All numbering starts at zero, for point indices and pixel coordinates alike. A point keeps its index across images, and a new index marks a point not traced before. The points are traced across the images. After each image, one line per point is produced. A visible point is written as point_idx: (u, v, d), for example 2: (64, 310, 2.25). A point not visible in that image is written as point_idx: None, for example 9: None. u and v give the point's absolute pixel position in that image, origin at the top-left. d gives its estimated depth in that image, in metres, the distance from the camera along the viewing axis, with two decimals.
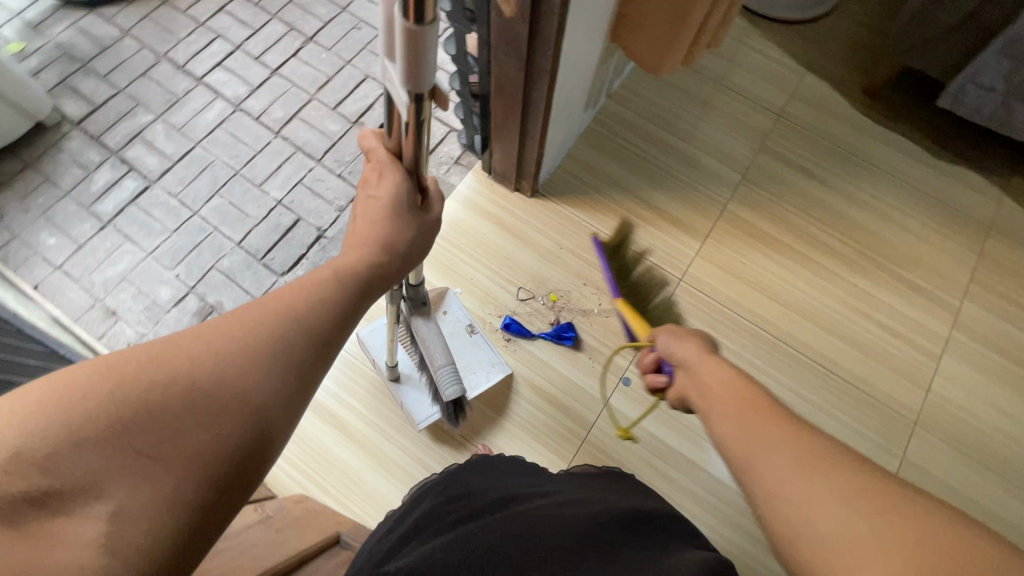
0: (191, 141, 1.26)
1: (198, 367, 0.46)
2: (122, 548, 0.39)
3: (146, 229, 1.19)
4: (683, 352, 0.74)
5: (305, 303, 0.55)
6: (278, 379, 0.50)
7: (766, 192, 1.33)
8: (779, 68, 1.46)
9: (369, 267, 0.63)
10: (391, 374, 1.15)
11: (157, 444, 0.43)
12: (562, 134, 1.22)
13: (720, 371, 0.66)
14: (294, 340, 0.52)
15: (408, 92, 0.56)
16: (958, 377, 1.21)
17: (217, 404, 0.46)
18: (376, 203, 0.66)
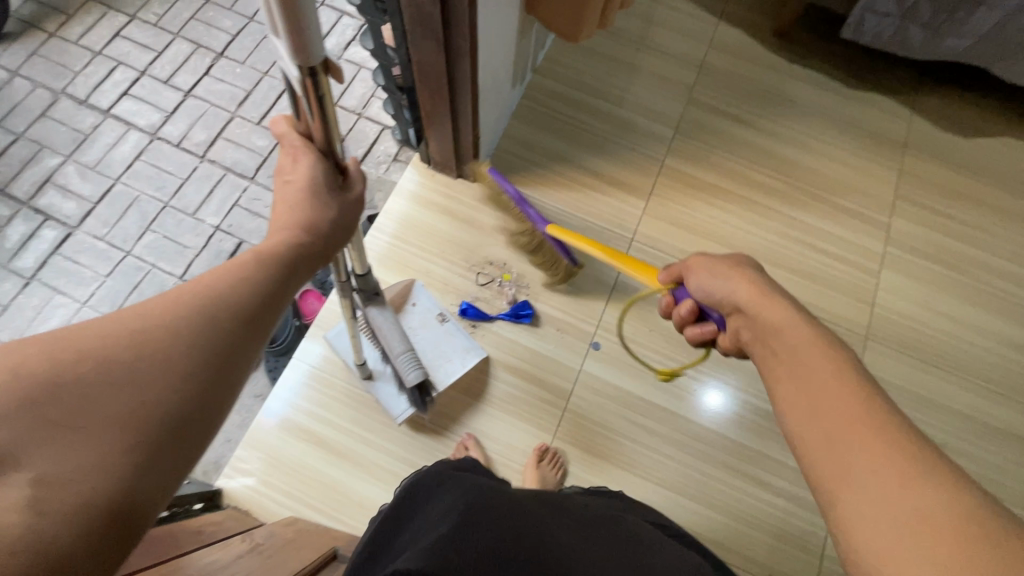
0: (108, 177, 1.38)
1: (124, 339, 0.38)
2: (51, 508, 0.32)
3: (74, 273, 1.31)
4: (735, 295, 0.63)
5: (226, 276, 0.45)
6: (189, 366, 0.40)
7: (706, 143, 1.19)
8: (688, 19, 1.31)
9: (295, 250, 0.50)
10: (362, 372, 0.95)
11: (80, 410, 0.35)
12: (495, 107, 1.07)
13: (795, 328, 0.56)
14: (219, 318, 0.43)
15: (299, 66, 0.45)
16: (948, 310, 1.09)
17: (138, 371, 0.38)
18: (292, 190, 0.53)
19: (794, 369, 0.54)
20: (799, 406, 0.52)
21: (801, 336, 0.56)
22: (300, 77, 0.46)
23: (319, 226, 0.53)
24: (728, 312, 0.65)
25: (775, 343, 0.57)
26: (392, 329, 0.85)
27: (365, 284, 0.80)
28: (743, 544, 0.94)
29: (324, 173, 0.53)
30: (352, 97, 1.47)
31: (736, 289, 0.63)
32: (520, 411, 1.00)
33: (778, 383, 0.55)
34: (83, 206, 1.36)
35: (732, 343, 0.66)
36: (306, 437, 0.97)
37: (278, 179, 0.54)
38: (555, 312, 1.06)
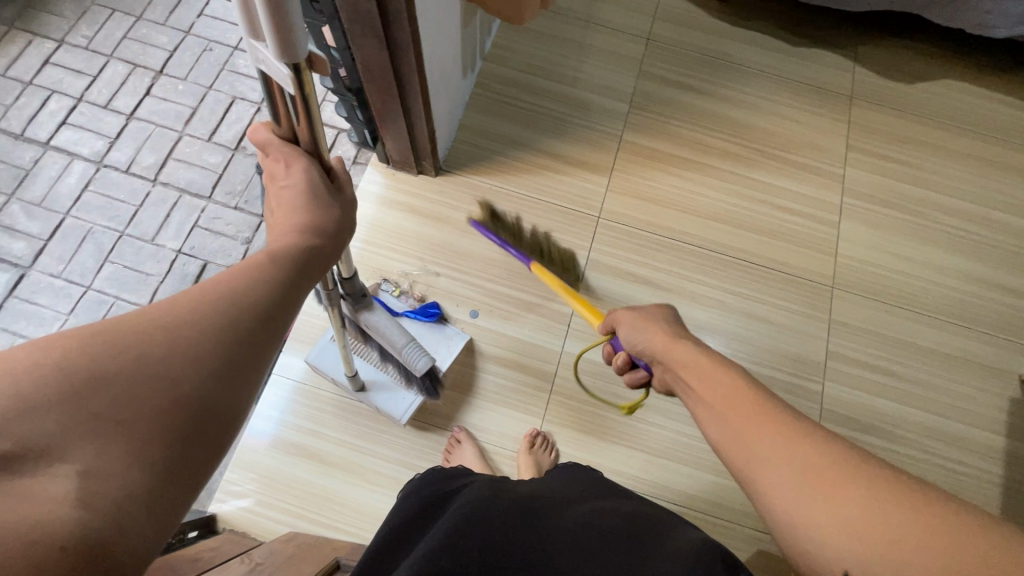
0: (57, 211, 1.33)
1: (152, 335, 0.38)
2: (95, 500, 0.32)
3: (34, 314, 1.26)
4: (651, 346, 0.69)
5: (247, 277, 0.44)
6: (214, 367, 0.40)
7: (660, 115, 1.20)
8: None
9: (306, 254, 0.49)
10: (354, 385, 0.94)
11: (120, 405, 0.35)
12: (448, 99, 1.06)
13: (700, 363, 0.62)
14: (240, 316, 0.42)
15: (286, 65, 0.44)
16: (903, 251, 1.13)
17: (170, 370, 0.37)
18: (290, 195, 0.51)
19: (709, 395, 0.59)
20: (710, 420, 0.58)
21: (707, 368, 0.61)
22: (289, 74, 0.44)
23: (322, 228, 0.51)
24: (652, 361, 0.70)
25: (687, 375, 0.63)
26: (390, 325, 0.80)
27: (352, 289, 0.75)
28: (735, 500, 0.97)
29: (319, 175, 0.52)
30: None
31: (649, 341, 0.69)
32: (506, 398, 1.01)
33: (699, 409, 0.60)
34: (34, 245, 1.30)
35: (662, 385, 0.71)
36: (297, 452, 0.96)
37: (272, 187, 0.52)
38: (530, 297, 1.06)
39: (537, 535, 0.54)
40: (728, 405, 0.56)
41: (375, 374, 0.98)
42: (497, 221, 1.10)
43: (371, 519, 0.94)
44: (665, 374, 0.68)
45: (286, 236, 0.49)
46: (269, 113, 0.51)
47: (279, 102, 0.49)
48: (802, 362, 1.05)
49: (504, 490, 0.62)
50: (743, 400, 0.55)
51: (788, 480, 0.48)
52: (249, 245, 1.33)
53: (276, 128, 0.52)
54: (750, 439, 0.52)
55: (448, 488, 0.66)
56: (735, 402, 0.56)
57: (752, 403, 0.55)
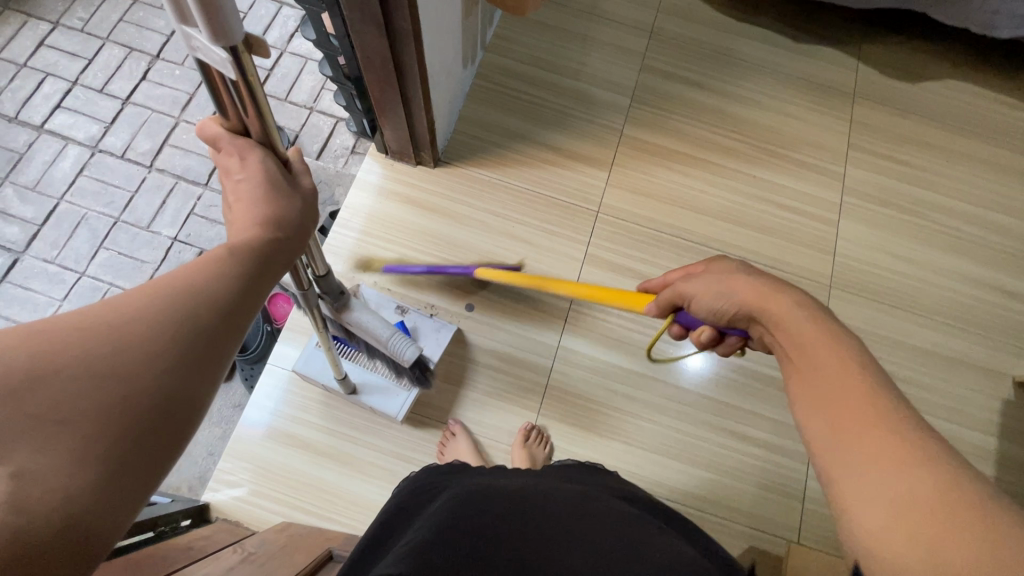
0: (50, 196, 1.32)
1: (101, 331, 0.37)
2: (31, 505, 0.31)
3: (27, 300, 1.25)
4: (744, 303, 0.57)
5: (204, 270, 0.43)
6: (169, 363, 0.38)
7: (662, 110, 1.19)
8: None
9: (270, 243, 0.47)
10: (346, 388, 0.92)
11: (61, 405, 0.34)
12: (448, 89, 1.05)
13: (802, 323, 0.53)
14: (198, 310, 0.41)
15: (224, 51, 0.40)
16: (902, 251, 1.13)
17: (117, 368, 0.36)
18: (246, 188, 0.49)
19: (807, 372, 0.50)
20: (801, 397, 0.50)
21: (812, 333, 0.51)
22: (228, 58, 0.41)
23: (287, 219, 0.49)
24: (745, 320, 0.59)
25: (783, 335, 0.54)
26: (373, 319, 0.79)
27: (329, 287, 0.73)
28: (728, 496, 0.98)
29: (276, 165, 0.50)
30: (302, 91, 1.48)
31: (741, 297, 0.58)
32: (502, 392, 1.01)
33: (796, 383, 0.51)
34: (27, 230, 1.29)
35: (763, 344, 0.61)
36: (292, 442, 0.96)
37: (228, 182, 0.50)
38: (527, 290, 1.06)
39: (531, 531, 0.53)
40: (819, 380, 0.49)
41: (365, 376, 0.96)
42: (495, 214, 1.10)
43: (365, 510, 0.94)
44: (763, 331, 0.58)
45: (245, 231, 0.47)
46: (215, 107, 0.48)
47: (223, 93, 0.46)
48: None
49: (496, 486, 0.62)
50: (851, 390, 0.47)
51: (855, 473, 0.43)
52: None
53: (223, 121, 0.49)
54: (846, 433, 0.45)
55: (442, 484, 0.66)
56: (828, 379, 0.49)
57: (854, 381, 0.47)
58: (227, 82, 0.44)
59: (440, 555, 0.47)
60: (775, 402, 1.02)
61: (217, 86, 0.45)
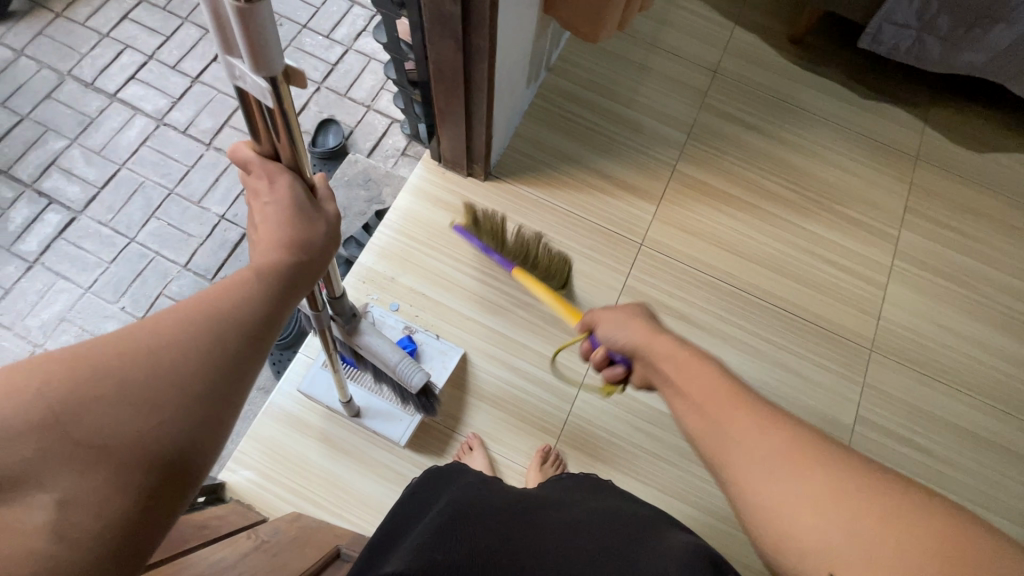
0: (113, 161, 1.37)
1: (133, 357, 0.38)
2: (72, 531, 0.33)
3: (76, 258, 1.30)
4: (630, 338, 0.66)
5: (231, 295, 0.44)
6: (198, 387, 0.39)
7: (717, 150, 1.19)
8: (705, 23, 1.31)
9: (296, 264, 0.48)
10: (349, 411, 0.94)
11: (99, 431, 0.35)
12: (508, 106, 1.05)
13: (682, 360, 0.59)
14: (226, 335, 0.42)
15: (263, 74, 0.40)
16: (950, 324, 1.10)
17: (150, 393, 0.38)
18: (273, 211, 0.48)
19: (680, 374, 0.58)
20: (677, 401, 0.57)
21: (679, 354, 0.60)
22: (268, 84, 0.41)
23: (313, 242, 0.49)
24: (631, 357, 0.67)
25: (696, 396, 0.55)
26: (384, 344, 0.79)
27: (341, 308, 0.71)
28: (741, 552, 0.95)
29: (303, 190, 0.49)
30: (361, 89, 1.51)
31: (631, 333, 0.66)
32: (523, 410, 1.00)
33: (673, 396, 0.59)
34: (87, 191, 1.34)
35: (642, 379, 0.68)
36: (309, 432, 0.97)
37: (255, 205, 0.49)
38: (560, 313, 1.06)
39: (529, 537, 0.51)
40: (694, 386, 0.56)
41: (368, 399, 0.98)
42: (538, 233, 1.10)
43: (372, 511, 0.94)
44: (644, 368, 0.66)
45: (270, 256, 0.47)
46: (247, 130, 0.47)
47: (257, 115, 0.45)
48: (829, 423, 1.02)
49: (490, 493, 0.61)
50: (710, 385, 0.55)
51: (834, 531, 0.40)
52: None
53: (255, 145, 0.49)
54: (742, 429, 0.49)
55: (440, 496, 0.64)
56: (703, 384, 0.56)
57: (727, 392, 0.53)
58: (264, 107, 0.44)
59: (446, 552, 0.47)
60: None
61: (251, 108, 0.45)
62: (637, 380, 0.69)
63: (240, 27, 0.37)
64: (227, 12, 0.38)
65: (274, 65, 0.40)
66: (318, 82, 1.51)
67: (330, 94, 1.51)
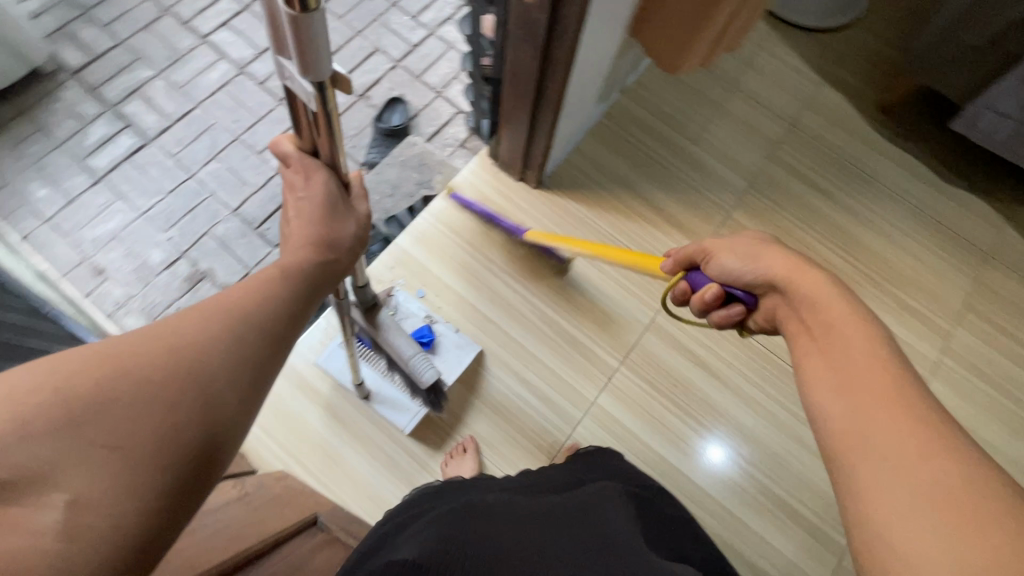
0: (190, 99, 1.43)
1: (156, 355, 0.39)
2: (83, 532, 0.33)
3: (138, 183, 1.36)
4: (769, 268, 0.54)
5: (257, 298, 0.46)
6: (216, 381, 0.40)
7: (776, 205, 1.15)
8: (792, 73, 1.27)
9: (319, 266, 0.52)
10: (360, 392, 0.96)
11: (117, 430, 0.36)
12: (574, 119, 1.04)
13: (853, 327, 0.48)
14: (248, 337, 0.43)
15: (310, 84, 0.42)
16: (989, 437, 1.03)
17: (171, 393, 0.38)
18: (308, 208, 0.53)
19: (830, 343, 0.48)
20: (818, 370, 0.47)
21: (843, 311, 0.49)
22: (312, 92, 0.43)
23: (340, 239, 0.54)
24: (762, 289, 0.56)
25: (839, 363, 0.46)
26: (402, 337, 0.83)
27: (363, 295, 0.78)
28: None
29: (337, 187, 0.53)
30: (435, 75, 1.54)
31: (768, 266, 0.55)
32: (523, 422, 0.99)
33: (805, 358, 0.49)
34: (162, 121, 1.41)
35: (767, 319, 0.57)
36: (313, 397, 0.99)
37: (291, 197, 0.54)
38: (581, 335, 1.04)
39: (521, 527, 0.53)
40: (839, 353, 0.47)
41: (381, 385, 0.98)
42: None
43: (355, 486, 0.95)
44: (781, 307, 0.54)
45: (295, 258, 0.51)
46: (292, 127, 0.50)
47: (303, 115, 0.48)
48: (834, 509, 0.97)
49: (498, 496, 0.62)
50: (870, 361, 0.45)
51: (890, 486, 0.38)
52: None
53: (298, 140, 0.52)
54: (874, 411, 0.42)
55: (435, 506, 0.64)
56: (855, 358, 0.46)
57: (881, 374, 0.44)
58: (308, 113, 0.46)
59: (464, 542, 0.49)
60: (796, 542, 0.95)
61: (298, 108, 0.48)
62: (762, 323, 0.58)
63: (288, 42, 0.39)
64: (281, 20, 0.39)
65: (319, 76, 0.42)
66: (395, 60, 1.54)
67: (404, 74, 1.54)
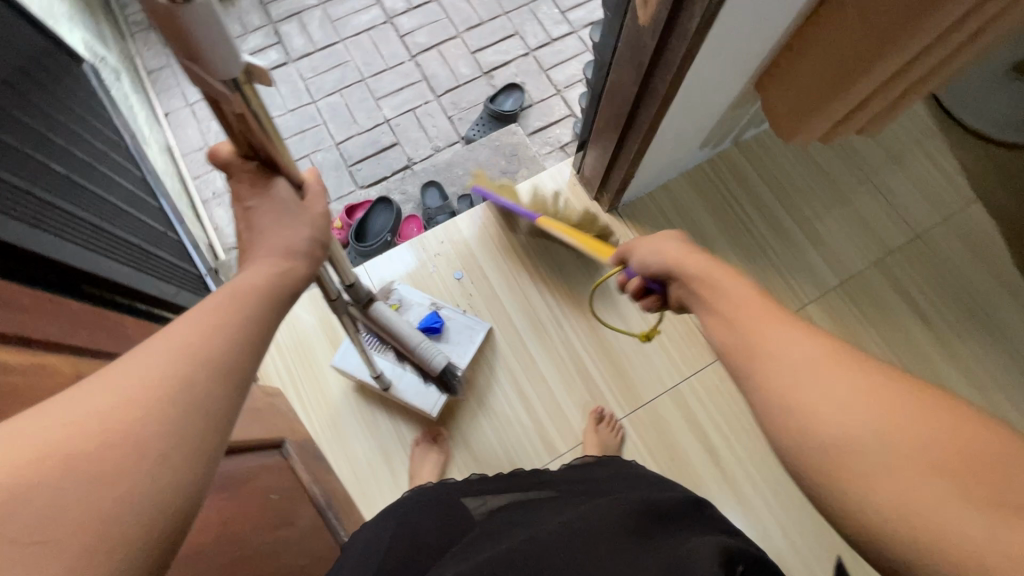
0: (337, 34, 1.57)
1: (81, 427, 0.32)
2: None
3: (270, 94, 1.51)
4: (663, 258, 0.57)
5: (205, 334, 0.40)
6: (167, 423, 0.35)
7: (859, 315, 1.03)
8: (940, 179, 1.11)
9: (273, 283, 0.47)
10: (379, 385, 0.93)
11: (46, 520, 0.29)
12: (668, 157, 0.99)
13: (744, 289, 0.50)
14: (196, 375, 0.37)
15: (223, 81, 0.40)
16: None
17: (112, 463, 0.32)
18: (261, 217, 0.51)
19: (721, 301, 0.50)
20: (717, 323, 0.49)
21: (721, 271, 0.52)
22: (226, 87, 0.41)
23: (298, 244, 0.51)
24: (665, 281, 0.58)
25: (725, 309, 0.49)
26: (405, 323, 0.79)
27: (357, 292, 0.75)
28: None
29: (286, 190, 0.51)
30: (562, 73, 1.53)
31: (664, 255, 0.57)
32: (505, 434, 0.97)
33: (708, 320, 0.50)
34: (307, 47, 1.55)
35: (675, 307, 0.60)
36: (329, 333, 1.04)
37: (239, 209, 0.52)
38: (595, 373, 1.00)
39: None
40: (729, 295, 0.49)
41: (399, 374, 0.96)
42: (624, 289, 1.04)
43: (331, 427, 0.99)
44: (679, 292, 0.56)
45: (256, 260, 0.49)
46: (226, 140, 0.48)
47: (230, 126, 0.46)
48: None
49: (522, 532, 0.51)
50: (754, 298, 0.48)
51: (828, 405, 0.39)
52: (435, 153, 1.46)
53: (235, 151, 0.50)
54: (771, 329, 0.45)
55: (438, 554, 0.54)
56: (750, 300, 0.48)
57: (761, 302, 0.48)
58: (228, 114, 0.44)
59: None
60: None
61: (222, 121, 0.46)
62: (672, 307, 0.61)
63: (179, 33, 0.36)
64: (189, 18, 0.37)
65: (227, 67, 0.39)
66: (529, 48, 1.55)
67: (532, 64, 1.54)
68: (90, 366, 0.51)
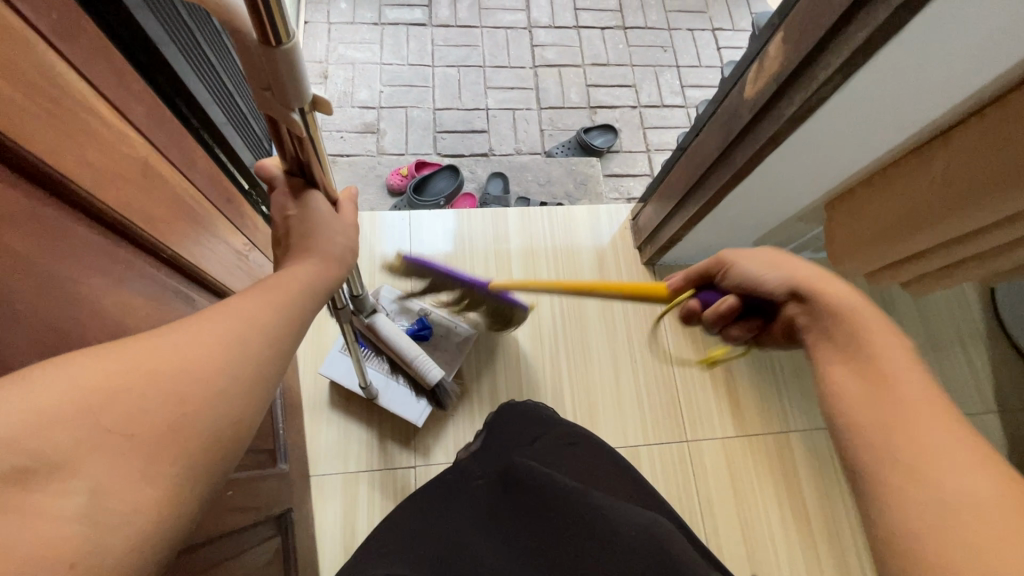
0: (481, 19, 1.69)
1: (158, 365, 0.35)
2: (108, 516, 0.31)
3: (400, 44, 1.63)
4: (794, 273, 0.55)
5: (257, 309, 0.43)
6: (227, 369, 0.39)
7: (839, 467, 1.01)
8: (970, 379, 1.10)
9: (312, 271, 0.51)
10: (366, 394, 0.94)
11: (132, 424, 0.33)
12: (719, 238, 1.02)
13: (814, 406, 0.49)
14: (249, 339, 0.41)
15: (293, 117, 0.42)
16: None
17: (183, 404, 0.36)
18: (298, 219, 0.53)
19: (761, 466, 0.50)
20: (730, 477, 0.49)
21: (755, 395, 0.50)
22: (297, 118, 0.43)
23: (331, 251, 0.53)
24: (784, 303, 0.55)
25: None
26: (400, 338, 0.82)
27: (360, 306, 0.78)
28: None
29: (321, 201, 0.54)
30: (658, 136, 1.60)
31: (788, 274, 0.55)
32: (467, 417, 1.00)
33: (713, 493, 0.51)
34: (449, 20, 1.67)
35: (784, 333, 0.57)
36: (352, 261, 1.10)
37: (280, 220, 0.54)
38: (568, 404, 1.02)
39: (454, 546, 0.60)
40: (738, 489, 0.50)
41: (387, 385, 0.97)
42: (629, 341, 1.07)
43: (314, 339, 1.04)
44: (798, 314, 0.54)
45: (301, 250, 0.52)
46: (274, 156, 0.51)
47: (285, 148, 0.48)
48: None
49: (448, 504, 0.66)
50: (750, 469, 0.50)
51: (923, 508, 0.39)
52: (514, 154, 1.53)
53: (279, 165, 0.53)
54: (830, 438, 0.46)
55: None
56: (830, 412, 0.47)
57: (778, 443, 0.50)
58: (288, 137, 0.46)
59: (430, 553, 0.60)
60: None
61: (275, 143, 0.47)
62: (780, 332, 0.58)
63: (267, 67, 0.38)
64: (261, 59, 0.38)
65: (301, 99, 0.41)
66: (640, 102, 1.63)
67: (635, 117, 1.62)
68: (162, 166, 0.58)
